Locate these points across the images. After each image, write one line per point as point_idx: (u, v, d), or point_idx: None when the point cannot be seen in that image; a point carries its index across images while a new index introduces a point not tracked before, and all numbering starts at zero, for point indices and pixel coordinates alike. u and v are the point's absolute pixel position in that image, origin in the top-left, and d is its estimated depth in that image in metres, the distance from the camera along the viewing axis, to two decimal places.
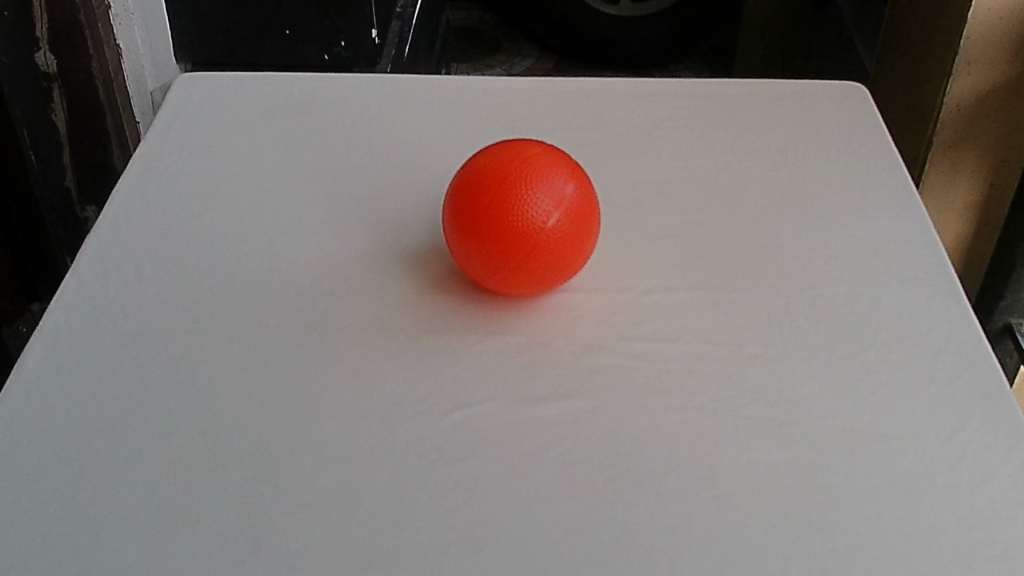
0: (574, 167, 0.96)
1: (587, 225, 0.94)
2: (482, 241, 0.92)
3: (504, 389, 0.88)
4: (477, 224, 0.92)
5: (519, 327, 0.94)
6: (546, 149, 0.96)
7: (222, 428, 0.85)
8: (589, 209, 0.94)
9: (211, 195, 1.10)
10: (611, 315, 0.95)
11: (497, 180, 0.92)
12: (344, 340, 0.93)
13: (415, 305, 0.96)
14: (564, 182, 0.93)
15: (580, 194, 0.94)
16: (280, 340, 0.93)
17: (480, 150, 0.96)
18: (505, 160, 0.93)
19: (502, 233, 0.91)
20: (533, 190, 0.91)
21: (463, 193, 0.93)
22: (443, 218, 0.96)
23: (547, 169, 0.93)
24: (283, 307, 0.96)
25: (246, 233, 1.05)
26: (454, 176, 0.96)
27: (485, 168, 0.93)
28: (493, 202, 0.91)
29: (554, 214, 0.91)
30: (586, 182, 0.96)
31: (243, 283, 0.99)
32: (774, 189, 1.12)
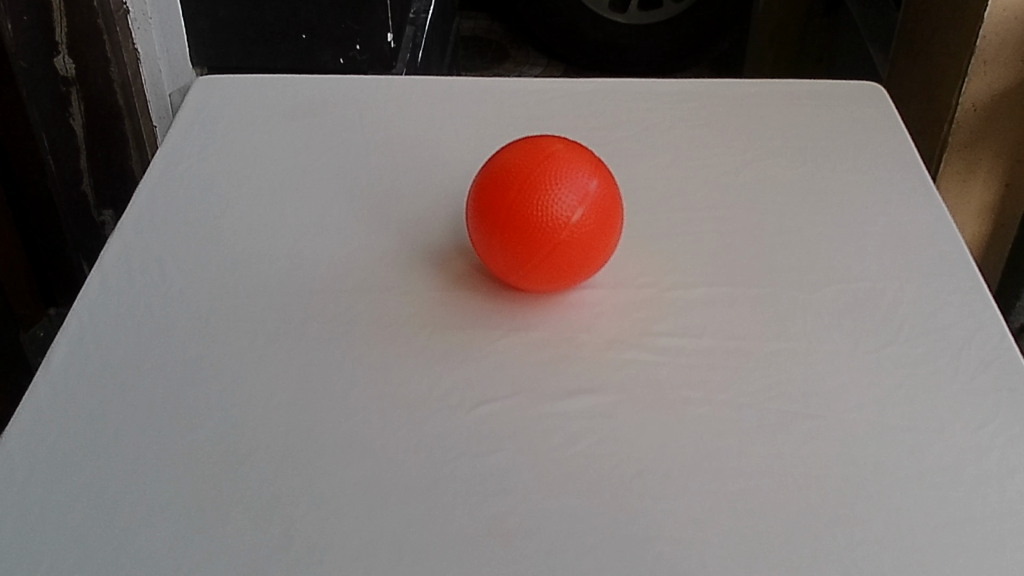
0: (597, 163, 0.96)
1: (611, 220, 0.94)
2: (506, 237, 0.92)
3: (530, 384, 0.88)
4: (500, 220, 0.92)
5: (543, 323, 0.94)
6: (569, 145, 0.96)
7: (248, 425, 0.85)
8: (613, 204, 0.95)
9: (232, 195, 1.11)
10: (634, 312, 0.96)
11: (520, 177, 0.92)
12: (368, 337, 0.93)
13: (438, 302, 0.96)
14: (587, 177, 0.93)
15: (603, 189, 0.94)
16: (303, 338, 0.93)
17: (502, 148, 0.97)
18: (527, 156, 0.94)
19: (525, 229, 0.91)
20: (556, 186, 0.92)
21: (486, 189, 0.94)
22: (466, 216, 0.96)
23: (570, 164, 0.93)
24: (306, 305, 0.96)
25: (268, 232, 1.05)
26: (477, 173, 0.96)
27: (508, 165, 0.94)
28: (517, 198, 0.92)
29: (578, 209, 0.92)
30: (609, 177, 0.96)
31: (266, 281, 0.99)
32: (795, 186, 1.12)
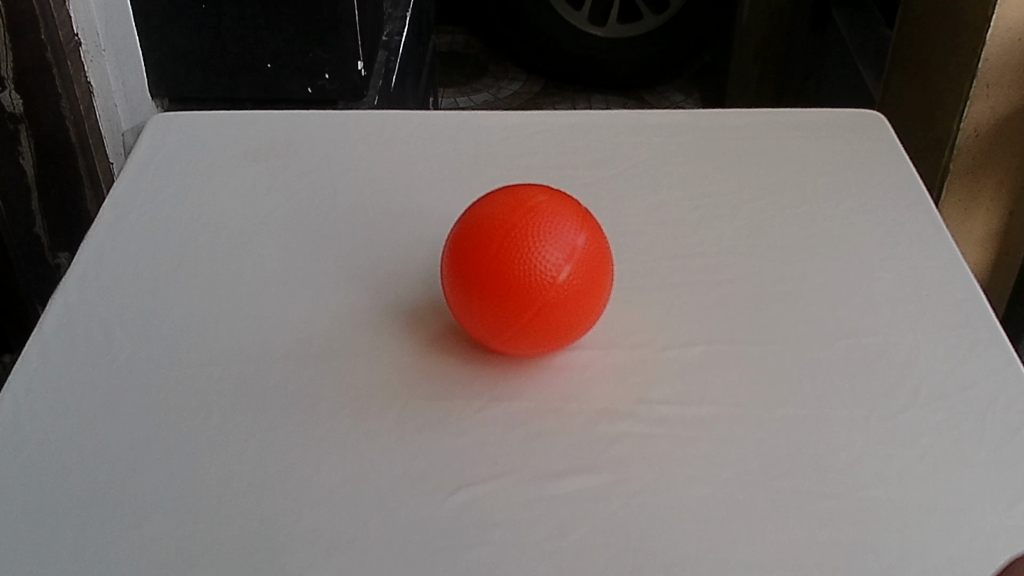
0: (584, 215, 0.87)
1: (601, 277, 0.86)
2: (486, 298, 0.84)
3: (514, 463, 0.79)
4: (479, 280, 0.84)
5: (528, 389, 0.86)
6: (553, 195, 0.88)
7: (202, 517, 0.76)
8: (602, 259, 0.86)
9: (187, 247, 1.01)
10: (627, 375, 0.87)
11: (500, 233, 0.84)
12: (335, 410, 0.84)
13: (412, 367, 0.87)
14: (575, 232, 0.85)
15: (591, 243, 0.86)
16: (263, 412, 0.84)
17: (480, 199, 0.88)
18: (507, 209, 0.85)
19: (507, 290, 0.83)
20: (540, 241, 0.83)
21: (462, 246, 0.85)
22: (440, 274, 0.88)
23: (554, 217, 0.85)
24: (266, 373, 0.87)
25: (225, 290, 0.96)
26: (452, 227, 0.88)
27: (487, 218, 0.85)
28: (497, 256, 0.83)
29: (565, 267, 0.84)
30: (598, 229, 0.88)
31: (223, 346, 0.90)
32: (795, 228, 1.04)
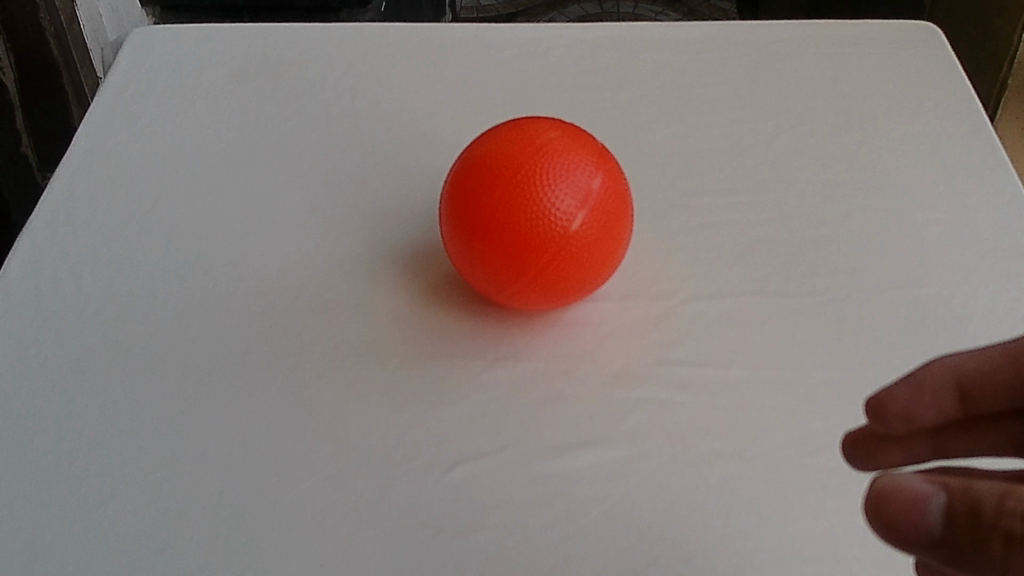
0: (601, 151, 0.77)
1: (618, 223, 0.77)
2: (489, 249, 0.75)
3: (517, 435, 0.72)
4: (481, 229, 0.74)
5: (535, 348, 0.77)
6: (566, 128, 0.77)
7: (173, 495, 0.69)
8: (620, 202, 0.77)
9: (166, 182, 0.92)
10: (647, 333, 0.78)
11: (505, 174, 0.74)
12: (322, 371, 0.76)
13: (408, 322, 0.79)
14: (590, 173, 0.75)
15: (608, 185, 0.76)
16: (244, 374, 0.76)
17: (484, 133, 0.78)
18: (514, 146, 0.75)
19: (512, 239, 0.74)
20: (550, 184, 0.74)
21: (463, 188, 0.75)
22: (439, 218, 0.79)
23: (566, 155, 0.75)
24: (247, 328, 0.79)
25: (205, 230, 0.87)
26: (452, 166, 0.78)
27: (491, 158, 0.75)
28: (502, 202, 0.74)
29: (578, 212, 0.74)
30: (616, 168, 0.78)
31: (201, 297, 0.82)
32: (839, 161, 0.93)
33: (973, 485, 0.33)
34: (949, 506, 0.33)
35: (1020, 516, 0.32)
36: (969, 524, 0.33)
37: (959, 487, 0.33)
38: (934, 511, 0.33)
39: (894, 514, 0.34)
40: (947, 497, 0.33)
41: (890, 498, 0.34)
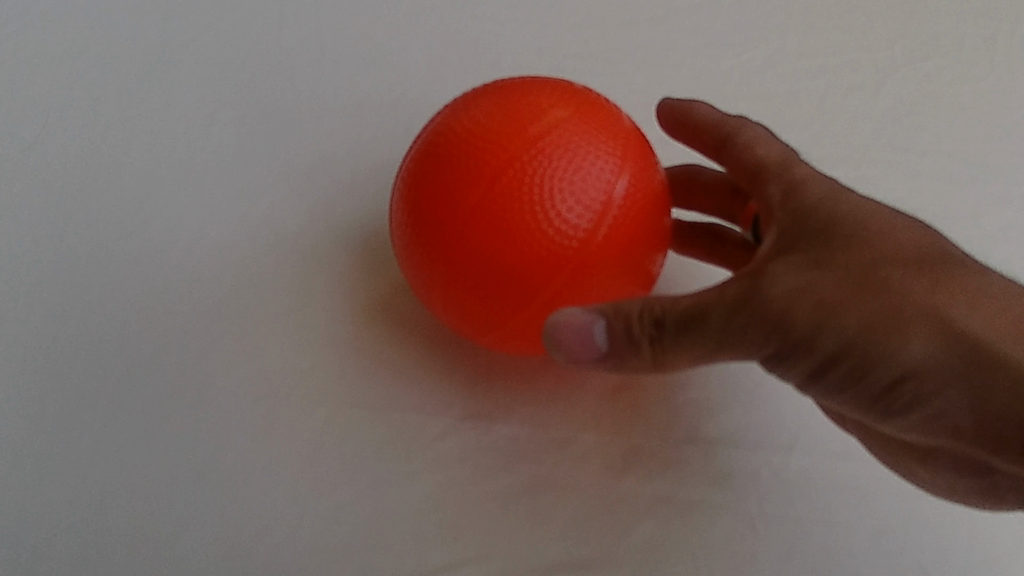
0: (630, 137, 0.50)
1: (650, 244, 0.50)
2: (458, 279, 0.49)
3: (487, 543, 0.52)
4: (444, 251, 0.48)
5: (522, 405, 0.56)
6: (579, 102, 0.50)
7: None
8: (655, 215, 0.50)
9: (50, 87, 0.67)
10: (678, 389, 0.56)
11: (484, 169, 0.47)
12: (229, 417, 0.55)
13: (353, 347, 0.57)
14: (610, 169, 0.48)
15: (640, 189, 0.49)
16: (120, 415, 0.55)
17: (455, 107, 0.51)
18: (499, 125, 0.48)
19: (491, 267, 0.47)
20: (551, 188, 0.47)
21: (423, 187, 0.49)
22: (392, 224, 0.53)
23: (577, 144, 0.48)
24: (135, 340, 0.57)
25: (97, 176, 0.63)
26: (409, 153, 0.52)
27: (460, 146, 0.48)
28: (474, 214, 0.47)
29: (593, 231, 0.47)
30: (651, 161, 0.51)
31: (79, 283, 0.59)
32: (964, 130, 0.68)
33: (619, 305, 0.45)
34: (608, 327, 0.45)
35: (651, 321, 0.44)
36: (622, 334, 0.45)
37: (610, 307, 0.45)
38: (598, 332, 0.45)
39: (567, 339, 0.45)
40: (607, 321, 0.45)
41: (562, 331, 0.45)
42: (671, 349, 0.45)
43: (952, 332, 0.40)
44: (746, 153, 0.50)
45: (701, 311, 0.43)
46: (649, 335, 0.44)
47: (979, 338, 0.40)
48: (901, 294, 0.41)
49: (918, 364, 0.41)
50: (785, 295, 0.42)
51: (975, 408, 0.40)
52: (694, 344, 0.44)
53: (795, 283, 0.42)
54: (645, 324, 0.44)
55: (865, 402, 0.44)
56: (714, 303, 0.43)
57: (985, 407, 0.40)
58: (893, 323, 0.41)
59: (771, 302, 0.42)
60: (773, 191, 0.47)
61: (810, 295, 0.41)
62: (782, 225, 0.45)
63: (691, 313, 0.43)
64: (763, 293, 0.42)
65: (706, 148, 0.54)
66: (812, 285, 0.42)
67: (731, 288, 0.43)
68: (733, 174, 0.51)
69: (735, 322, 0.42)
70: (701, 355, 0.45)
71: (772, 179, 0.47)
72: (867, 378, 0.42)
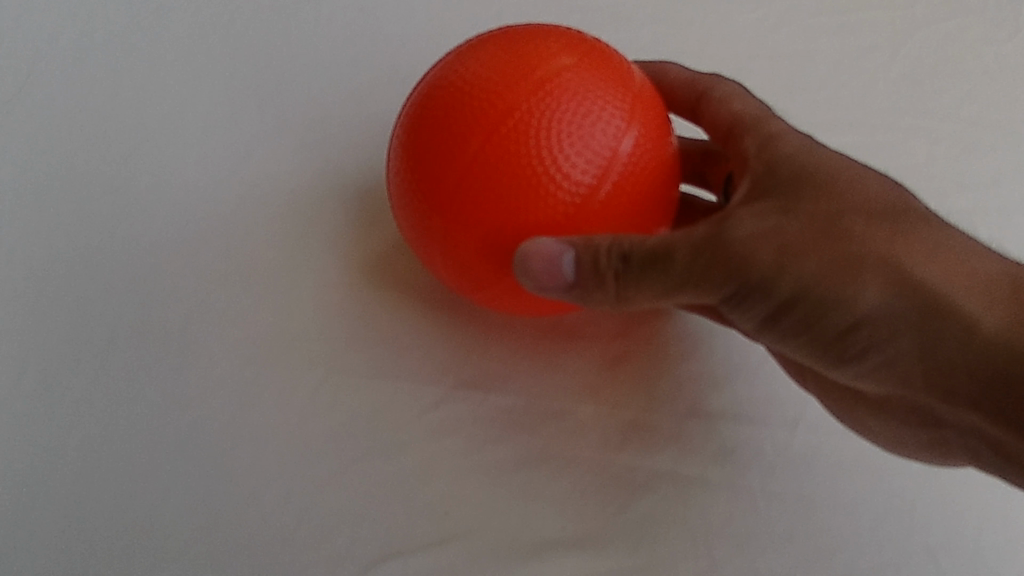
0: (637, 89, 0.47)
1: (656, 203, 0.47)
2: (452, 233, 0.46)
3: (478, 517, 0.50)
4: (440, 204, 0.45)
5: (518, 375, 0.54)
6: (584, 52, 0.47)
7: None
8: (662, 173, 0.47)
9: (38, 37, 0.64)
10: (680, 362, 0.54)
11: (483, 119, 0.44)
12: (216, 382, 0.53)
13: (344, 311, 0.55)
14: (617, 121, 0.45)
15: (648, 145, 0.46)
16: (102, 379, 0.53)
17: (455, 54, 0.48)
18: (500, 74, 0.45)
19: (489, 223, 0.44)
20: (553, 142, 0.44)
21: (419, 140, 0.46)
22: (387, 179, 0.49)
23: (583, 95, 0.44)
24: (121, 300, 0.55)
25: (84, 130, 0.61)
26: (407, 101, 0.48)
27: (458, 94, 0.45)
28: (471, 166, 0.44)
29: (596, 186, 0.44)
30: (660, 115, 0.48)
31: (65, 241, 0.57)
32: (985, 94, 0.65)
33: (590, 239, 0.42)
34: (576, 260, 0.42)
35: (617, 257, 0.42)
36: (590, 268, 0.42)
37: (580, 241, 0.42)
38: (566, 264, 0.42)
39: (535, 269, 0.42)
40: (576, 254, 0.42)
41: (531, 260, 0.42)
42: (635, 286, 0.43)
43: (910, 282, 0.40)
44: (721, 108, 0.50)
45: (667, 249, 0.41)
46: (616, 270, 0.42)
47: (935, 287, 0.40)
48: (864, 241, 0.40)
49: (872, 311, 0.40)
50: (753, 237, 0.40)
51: (926, 355, 0.40)
52: (657, 281, 0.42)
53: (759, 227, 0.40)
54: (612, 260, 0.42)
55: (815, 344, 0.43)
56: (682, 242, 0.41)
57: (935, 355, 0.40)
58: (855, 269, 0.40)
59: (735, 245, 0.40)
60: (747, 141, 0.46)
61: (774, 239, 0.40)
62: (754, 170, 0.44)
63: (656, 251, 0.41)
64: (730, 232, 0.40)
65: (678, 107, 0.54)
66: (775, 230, 0.40)
67: (699, 229, 0.41)
68: (707, 130, 0.51)
69: (701, 262, 0.41)
70: (664, 293, 0.43)
71: (746, 130, 0.47)
72: (823, 323, 0.41)
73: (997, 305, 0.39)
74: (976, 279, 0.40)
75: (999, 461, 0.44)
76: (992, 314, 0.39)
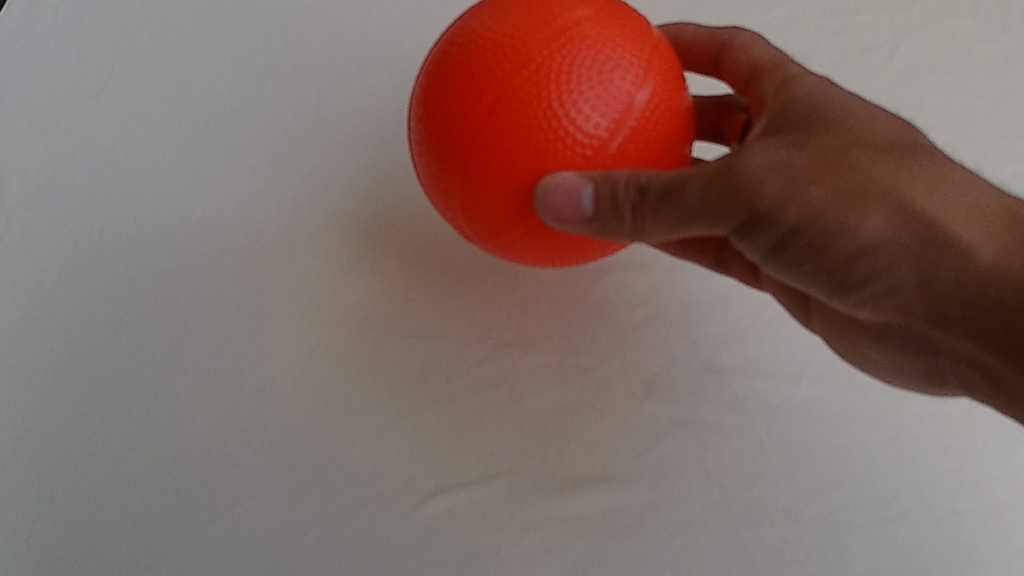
0: (653, 42, 0.49)
1: (670, 153, 0.49)
2: (467, 182, 0.48)
3: (517, 456, 0.57)
4: (458, 154, 0.47)
5: (552, 336, 0.61)
6: (602, 5, 0.49)
7: (98, 503, 0.56)
8: (676, 124, 0.49)
9: (123, 41, 0.72)
10: (697, 324, 0.61)
11: (502, 67, 0.46)
12: (285, 342, 0.60)
13: (397, 281, 0.63)
14: (631, 74, 0.46)
15: (662, 96, 0.48)
16: (190, 341, 0.60)
17: (477, 9, 0.50)
18: (520, 25, 0.47)
19: (506, 169, 0.46)
20: (571, 89, 0.45)
21: (439, 89, 0.48)
22: (408, 132, 0.52)
23: (600, 45, 0.46)
24: (203, 273, 0.63)
25: (166, 124, 0.68)
26: (429, 56, 0.50)
27: (477, 48, 0.47)
28: (488, 116, 0.46)
29: (610, 136, 0.46)
30: (675, 68, 0.50)
31: (148, 220, 0.64)
32: (972, 87, 0.72)
33: (608, 174, 0.46)
34: (595, 193, 0.45)
35: (634, 190, 0.45)
36: (608, 201, 0.46)
37: (599, 176, 0.46)
38: (584, 197, 0.45)
39: (555, 202, 0.45)
40: (594, 187, 0.45)
41: (550, 193, 0.45)
42: (652, 218, 0.46)
43: (908, 212, 0.44)
44: (741, 56, 0.55)
45: (681, 181, 0.45)
46: (633, 202, 0.46)
47: (935, 217, 0.44)
48: (866, 173, 0.44)
49: (871, 238, 0.44)
50: (763, 169, 0.44)
51: (924, 281, 0.45)
52: (672, 212, 0.46)
53: (770, 159, 0.45)
54: (630, 193, 0.45)
55: (822, 273, 0.48)
56: (695, 176, 0.45)
57: (930, 281, 0.45)
58: (856, 201, 0.44)
59: (746, 175, 0.44)
60: (765, 87, 0.52)
61: (783, 171, 0.44)
62: (772, 111, 0.49)
63: (671, 183, 0.45)
64: (742, 166, 0.44)
65: (699, 61, 0.59)
66: (784, 161, 0.45)
67: (712, 163, 0.45)
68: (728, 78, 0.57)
69: (714, 192, 0.45)
70: (678, 225, 0.47)
71: (766, 76, 0.52)
72: (827, 252, 0.46)
73: (994, 237, 0.43)
74: (973, 210, 0.44)
75: (986, 385, 0.49)
76: (988, 245, 0.43)
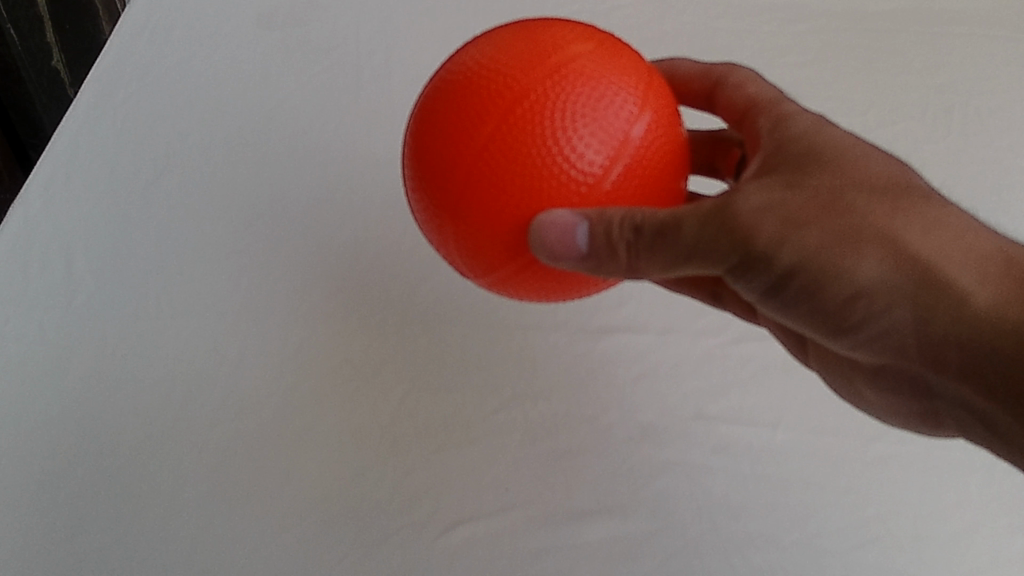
0: (645, 78, 0.50)
1: (664, 186, 0.50)
2: (463, 218, 0.48)
3: (529, 491, 0.61)
4: (453, 189, 0.48)
5: (558, 388, 0.66)
6: (597, 41, 0.50)
7: (146, 538, 0.60)
8: (669, 159, 0.50)
9: (176, 144, 0.80)
10: (693, 376, 0.66)
11: (498, 102, 0.47)
12: (318, 394, 0.66)
13: (419, 343, 0.69)
14: (625, 109, 0.48)
15: (656, 131, 0.49)
16: (233, 395, 0.66)
17: (472, 46, 0.51)
18: (517, 61, 0.48)
19: (503, 203, 0.47)
20: (566, 125, 0.46)
21: (434, 125, 0.48)
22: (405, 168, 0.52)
23: (594, 82, 0.48)
24: (245, 336, 0.69)
25: (214, 213, 0.76)
26: (423, 91, 0.51)
27: (474, 83, 0.48)
28: (485, 149, 0.47)
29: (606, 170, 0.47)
30: (668, 104, 0.51)
31: (194, 292, 0.71)
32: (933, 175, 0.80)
33: (602, 214, 0.47)
34: (589, 231, 0.46)
35: (630, 228, 0.47)
36: (602, 240, 0.47)
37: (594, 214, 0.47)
38: (579, 235, 0.46)
39: (550, 239, 0.46)
40: (589, 226, 0.46)
41: (545, 231, 0.46)
42: (648, 256, 0.49)
43: (903, 255, 0.46)
44: (736, 92, 0.59)
45: (677, 221, 0.47)
46: (627, 241, 0.47)
47: (929, 261, 0.46)
48: (861, 216, 0.47)
49: (865, 279, 0.47)
50: (757, 212, 0.47)
51: (920, 322, 0.47)
52: (670, 251, 0.48)
53: (767, 201, 0.47)
54: (625, 231, 0.47)
55: (817, 312, 0.50)
56: (691, 216, 0.47)
57: (925, 322, 0.47)
58: (852, 242, 0.47)
59: (742, 216, 0.47)
60: (762, 122, 0.55)
61: (777, 212, 0.47)
62: (767, 146, 0.53)
63: (669, 223, 0.47)
64: (737, 207, 0.47)
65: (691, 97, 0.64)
66: (778, 203, 0.47)
67: (707, 203, 0.48)
68: (722, 108, 0.61)
69: (711, 232, 0.47)
70: (676, 263, 0.49)
71: (762, 115, 0.55)
72: (824, 290, 0.49)
73: (989, 283, 0.45)
74: (968, 254, 0.46)
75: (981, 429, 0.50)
76: (984, 290, 0.45)
